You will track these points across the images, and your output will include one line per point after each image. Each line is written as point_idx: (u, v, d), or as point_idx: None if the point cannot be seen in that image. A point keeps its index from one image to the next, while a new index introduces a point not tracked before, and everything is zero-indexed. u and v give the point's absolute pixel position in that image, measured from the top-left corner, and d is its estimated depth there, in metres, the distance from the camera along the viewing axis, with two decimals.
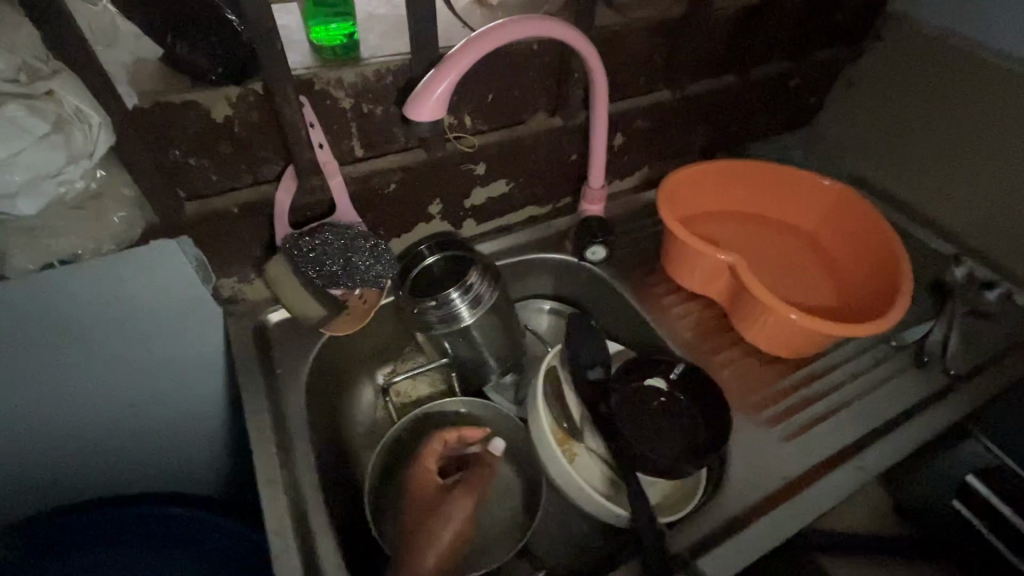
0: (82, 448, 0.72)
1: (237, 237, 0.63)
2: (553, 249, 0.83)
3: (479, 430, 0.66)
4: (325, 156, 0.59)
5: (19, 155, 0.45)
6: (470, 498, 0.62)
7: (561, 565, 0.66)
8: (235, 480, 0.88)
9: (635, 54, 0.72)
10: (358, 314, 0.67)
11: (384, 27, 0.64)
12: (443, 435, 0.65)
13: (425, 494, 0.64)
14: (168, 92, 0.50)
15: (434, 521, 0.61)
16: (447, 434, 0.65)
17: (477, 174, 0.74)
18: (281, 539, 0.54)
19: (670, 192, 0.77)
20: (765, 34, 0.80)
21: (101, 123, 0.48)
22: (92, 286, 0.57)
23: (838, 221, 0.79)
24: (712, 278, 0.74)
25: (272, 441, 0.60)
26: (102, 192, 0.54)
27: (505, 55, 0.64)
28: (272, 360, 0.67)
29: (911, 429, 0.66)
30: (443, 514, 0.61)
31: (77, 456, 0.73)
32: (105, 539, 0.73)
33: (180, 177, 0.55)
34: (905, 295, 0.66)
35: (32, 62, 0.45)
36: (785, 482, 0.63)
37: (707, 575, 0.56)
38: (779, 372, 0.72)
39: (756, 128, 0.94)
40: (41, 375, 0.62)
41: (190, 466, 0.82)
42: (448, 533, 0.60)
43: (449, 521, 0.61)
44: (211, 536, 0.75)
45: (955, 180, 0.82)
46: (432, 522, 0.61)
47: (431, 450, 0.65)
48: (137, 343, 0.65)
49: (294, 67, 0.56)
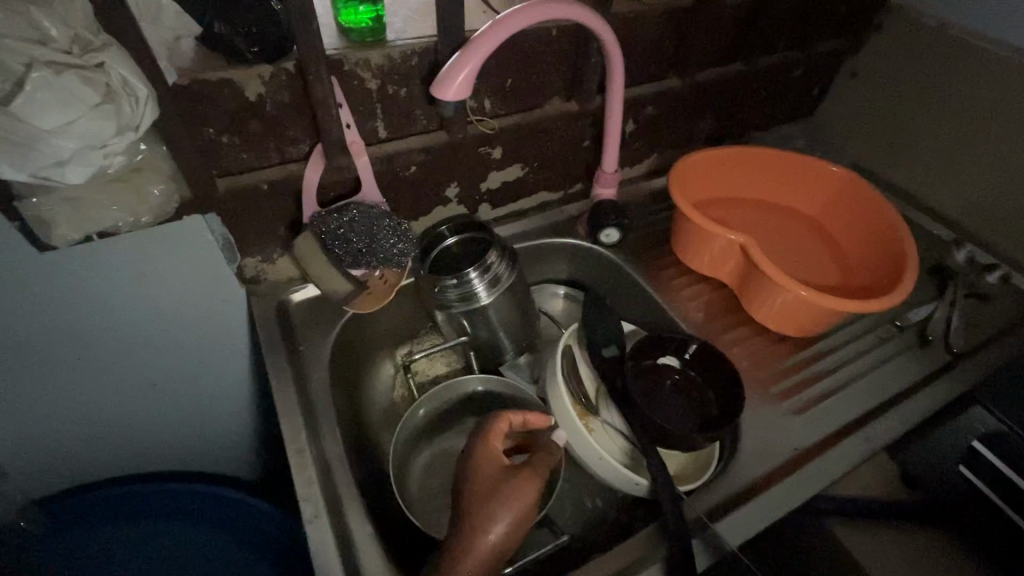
0: (112, 423, 0.75)
1: (264, 216, 0.66)
2: (566, 233, 0.85)
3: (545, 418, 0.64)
4: (353, 136, 0.61)
5: (72, 125, 0.46)
6: (537, 482, 0.58)
7: (576, 535, 0.68)
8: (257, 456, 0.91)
9: (652, 39, 0.74)
10: (379, 293, 0.70)
11: (408, 12, 0.65)
12: (510, 416, 0.62)
13: (486, 475, 0.60)
14: (204, 71, 0.52)
15: (497, 501, 0.56)
16: (512, 415, 0.63)
17: (494, 159, 0.76)
18: (311, 504, 0.57)
19: (682, 174, 0.78)
20: (772, 25, 0.83)
21: (149, 97, 0.49)
22: (126, 258, 0.61)
23: (845, 205, 0.80)
24: (722, 259, 0.76)
25: (299, 413, 0.64)
26: (142, 165, 0.55)
27: (526, 39, 0.65)
28: (297, 335, 0.71)
29: (914, 404, 0.69)
30: (511, 495, 0.57)
31: (107, 431, 0.76)
32: (136, 509, 0.77)
33: (214, 155, 0.57)
34: (910, 273, 0.67)
35: (84, 33, 0.46)
36: (795, 454, 0.65)
37: (723, 538, 0.58)
38: (786, 350, 0.74)
39: (761, 116, 0.97)
40: (76, 348, 0.66)
41: (213, 442, 0.85)
42: (511, 514, 0.56)
43: (515, 500, 0.56)
44: (237, 504, 0.79)
45: (956, 167, 0.85)
46: (495, 503, 0.56)
47: (497, 432, 0.62)
48: (166, 317, 0.68)
49: (324, 48, 0.58)
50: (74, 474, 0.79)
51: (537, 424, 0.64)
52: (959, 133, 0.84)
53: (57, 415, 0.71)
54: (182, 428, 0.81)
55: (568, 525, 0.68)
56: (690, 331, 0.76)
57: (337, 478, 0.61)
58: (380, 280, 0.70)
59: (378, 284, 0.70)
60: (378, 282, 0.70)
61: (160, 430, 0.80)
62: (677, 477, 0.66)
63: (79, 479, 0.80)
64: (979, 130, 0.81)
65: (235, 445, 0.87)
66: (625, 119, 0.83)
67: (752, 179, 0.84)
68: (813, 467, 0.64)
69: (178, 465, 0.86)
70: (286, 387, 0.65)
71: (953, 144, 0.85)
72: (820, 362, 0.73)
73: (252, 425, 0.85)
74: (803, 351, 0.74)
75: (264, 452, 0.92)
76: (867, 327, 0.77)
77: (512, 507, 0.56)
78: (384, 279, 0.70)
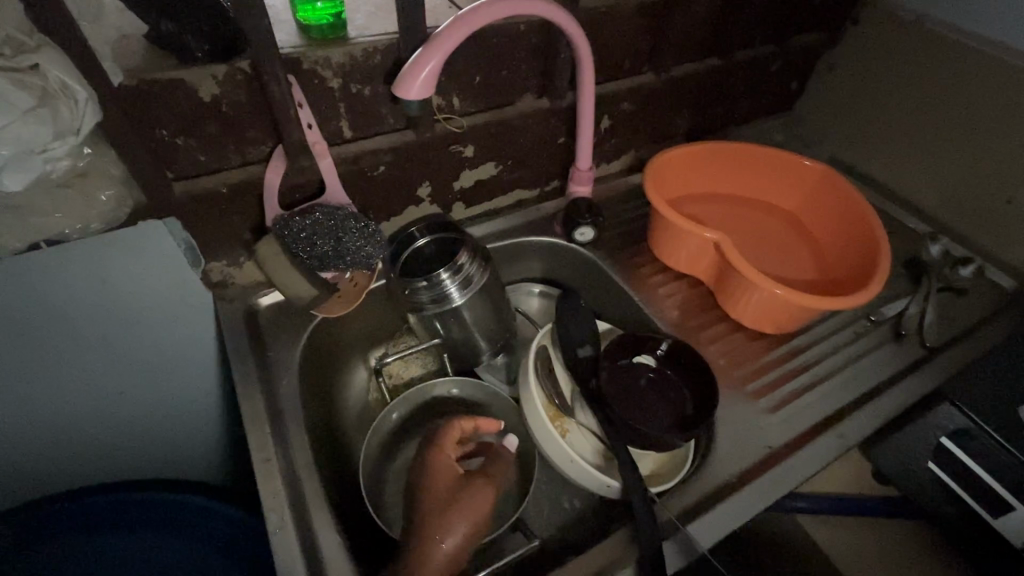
0: (77, 431, 0.74)
1: (227, 219, 0.64)
2: (542, 231, 0.84)
3: (495, 423, 0.65)
4: (314, 136, 0.60)
5: (5, 130, 0.45)
6: (491, 488, 0.59)
7: (551, 537, 0.67)
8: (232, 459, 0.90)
9: (625, 34, 0.72)
10: (348, 297, 0.69)
11: (371, 7, 0.63)
12: (462, 422, 0.64)
13: (443, 483, 0.61)
14: (153, 70, 0.50)
15: (452, 510, 0.57)
16: (464, 421, 0.64)
17: (466, 157, 0.75)
18: (277, 514, 0.56)
19: (657, 171, 0.77)
20: (748, 18, 0.82)
21: (87, 99, 0.48)
22: (82, 267, 0.59)
23: (819, 201, 0.80)
24: (698, 256, 0.76)
25: (266, 420, 0.62)
26: (89, 170, 0.54)
27: (492, 35, 0.64)
28: (265, 340, 0.69)
29: (888, 399, 0.68)
30: (465, 499, 0.58)
31: (73, 439, 0.74)
32: (105, 519, 0.76)
33: (168, 158, 0.55)
34: (884, 267, 0.67)
35: (18, 36, 0.46)
36: (771, 451, 0.64)
37: (698, 541, 0.57)
38: (763, 348, 0.74)
39: (740, 111, 0.96)
40: (35, 358, 0.64)
41: (185, 447, 0.84)
42: (466, 520, 0.56)
43: (471, 505, 0.57)
44: (211, 512, 0.78)
45: (931, 161, 0.85)
46: (451, 512, 0.57)
47: (450, 439, 0.63)
48: (129, 325, 0.66)
49: (282, 46, 0.56)
50: (42, 484, 0.78)
51: (487, 429, 0.65)
52: (935, 127, 0.83)
53: (20, 426, 0.69)
54: (152, 436, 0.80)
55: (543, 528, 0.68)
56: (666, 329, 0.76)
57: (305, 486, 0.60)
58: (349, 283, 0.69)
59: (348, 287, 0.68)
60: (348, 285, 0.68)
61: (129, 439, 0.78)
62: (652, 476, 0.66)
63: (48, 489, 0.79)
64: (954, 124, 0.81)
65: (209, 451, 0.86)
66: (600, 116, 0.82)
67: (728, 175, 0.84)
68: (789, 464, 0.63)
69: (151, 472, 0.85)
70: (253, 394, 0.64)
71: (930, 138, 0.84)
72: (796, 359, 0.73)
73: (225, 430, 0.84)
74: (780, 347, 0.74)
75: (240, 457, 0.90)
76: (843, 322, 0.77)
77: (468, 511, 0.57)
78: (353, 282, 0.69)
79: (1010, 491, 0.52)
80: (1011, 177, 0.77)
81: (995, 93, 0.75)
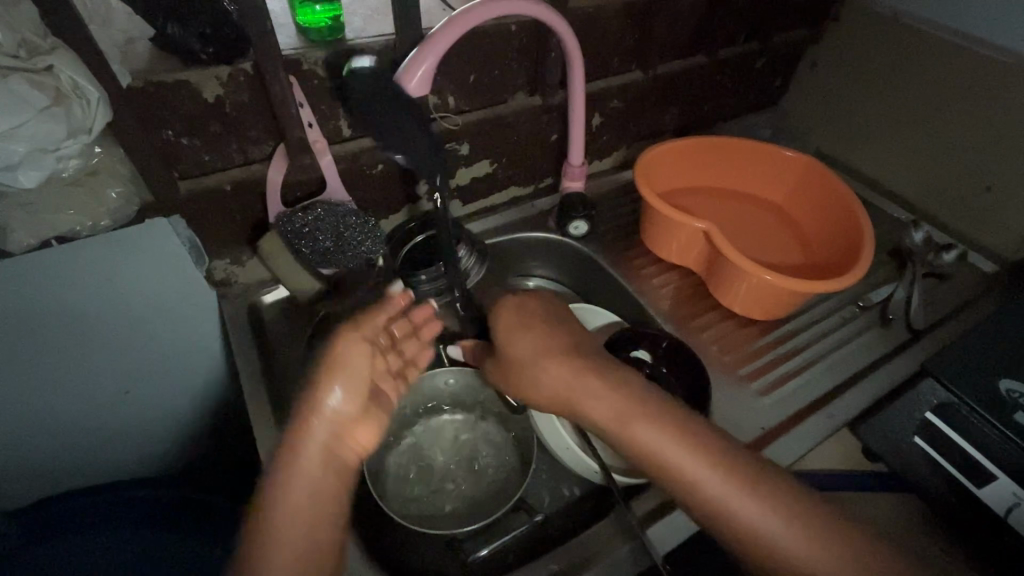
0: (82, 438, 0.77)
1: (230, 218, 0.67)
2: (536, 227, 0.86)
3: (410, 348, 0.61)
4: (315, 135, 0.62)
5: (21, 128, 0.48)
6: (337, 374, 0.52)
7: (551, 514, 0.69)
8: (218, 456, 0.91)
9: (613, 33, 0.75)
10: (501, 375, 0.64)
11: (367, 11, 0.66)
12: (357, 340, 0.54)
13: (336, 394, 0.52)
14: (159, 71, 0.53)
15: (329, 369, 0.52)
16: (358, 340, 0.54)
17: (461, 154, 0.77)
18: None
19: (647, 164, 0.79)
20: (731, 18, 0.84)
21: (99, 99, 0.50)
22: (89, 270, 0.61)
23: (804, 193, 0.83)
24: (689, 246, 0.77)
25: (270, 414, 0.63)
26: (98, 167, 0.58)
27: (483, 35, 0.66)
28: (268, 337, 0.71)
29: (878, 378, 0.70)
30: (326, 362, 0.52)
31: (77, 445, 0.77)
32: (90, 522, 0.78)
33: (173, 159, 0.58)
34: (867, 251, 0.69)
35: (33, 39, 0.48)
36: (762, 433, 0.66)
37: (654, 544, 0.56)
38: (755, 334, 0.76)
39: (724, 108, 1.00)
40: (45, 368, 0.67)
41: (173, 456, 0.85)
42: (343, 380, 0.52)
43: (330, 374, 0.52)
44: (211, 517, 0.81)
45: (909, 150, 0.88)
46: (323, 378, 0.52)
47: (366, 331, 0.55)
48: (132, 331, 0.69)
49: (282, 47, 0.58)
50: (46, 485, 0.81)
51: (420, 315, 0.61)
52: (915, 117, 0.85)
53: (23, 429, 0.71)
54: (150, 431, 0.81)
55: (544, 511, 0.69)
56: (658, 316, 0.77)
57: None
58: (396, 353, 0.60)
59: (422, 335, 0.61)
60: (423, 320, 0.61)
61: (131, 441, 0.81)
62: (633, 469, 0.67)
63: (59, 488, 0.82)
64: (931, 113, 0.83)
65: (216, 449, 0.89)
66: (591, 114, 0.84)
67: (714, 168, 0.86)
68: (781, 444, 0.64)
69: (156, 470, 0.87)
70: (258, 388, 0.66)
71: (910, 129, 0.86)
72: (785, 345, 0.75)
73: (222, 420, 0.85)
74: (768, 334, 0.76)
75: (240, 444, 0.91)
76: (830, 310, 0.79)
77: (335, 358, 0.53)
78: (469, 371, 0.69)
79: (997, 464, 0.54)
80: (988, 164, 0.79)
81: (973, 84, 0.77)
